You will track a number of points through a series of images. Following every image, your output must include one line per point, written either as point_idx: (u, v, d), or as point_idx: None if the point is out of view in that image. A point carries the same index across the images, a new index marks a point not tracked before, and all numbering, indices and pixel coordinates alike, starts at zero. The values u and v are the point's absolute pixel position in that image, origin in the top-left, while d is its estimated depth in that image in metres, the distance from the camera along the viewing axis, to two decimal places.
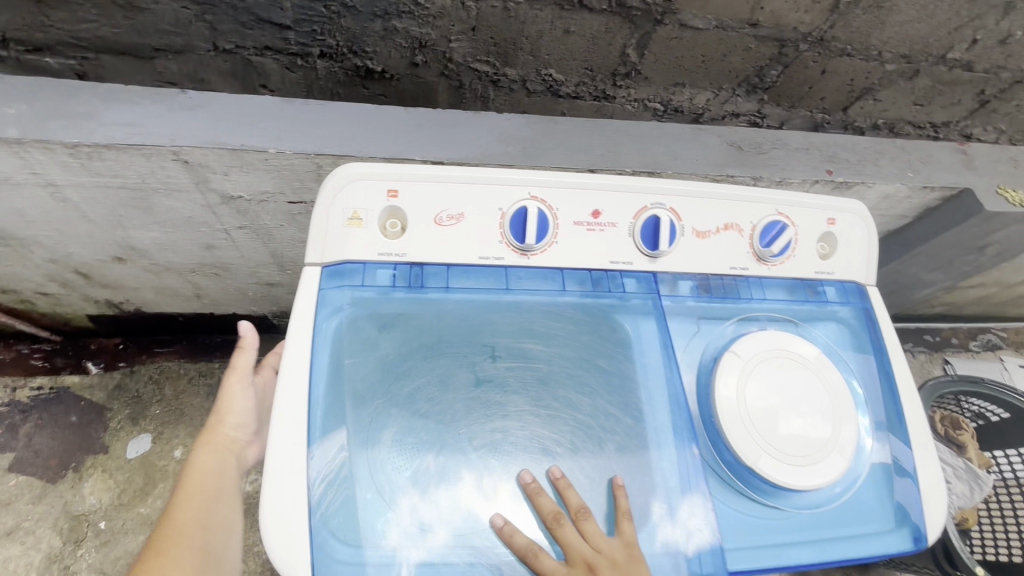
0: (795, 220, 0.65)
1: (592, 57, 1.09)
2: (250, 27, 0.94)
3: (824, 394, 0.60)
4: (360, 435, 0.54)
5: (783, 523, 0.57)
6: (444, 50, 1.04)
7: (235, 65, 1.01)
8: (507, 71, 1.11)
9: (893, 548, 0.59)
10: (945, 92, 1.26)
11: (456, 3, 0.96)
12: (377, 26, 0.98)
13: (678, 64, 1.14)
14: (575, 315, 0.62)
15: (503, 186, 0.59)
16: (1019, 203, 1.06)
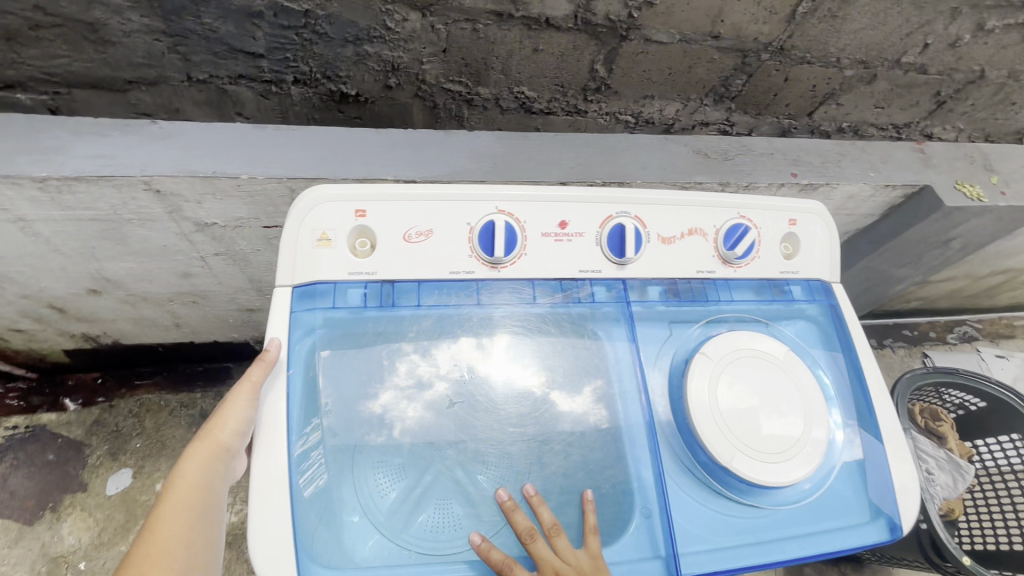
0: (757, 223, 0.67)
1: (561, 75, 1.13)
2: (223, 57, 0.96)
3: (795, 391, 0.61)
4: (338, 454, 0.55)
5: (762, 521, 0.58)
6: (417, 71, 1.07)
7: (210, 94, 1.02)
8: (480, 90, 1.14)
9: (871, 541, 0.60)
10: (904, 94, 1.32)
11: (425, 26, 0.99)
12: (349, 51, 1.00)
13: (646, 78, 1.19)
14: (548, 325, 0.63)
15: (470, 201, 0.60)
16: (977, 197, 1.10)
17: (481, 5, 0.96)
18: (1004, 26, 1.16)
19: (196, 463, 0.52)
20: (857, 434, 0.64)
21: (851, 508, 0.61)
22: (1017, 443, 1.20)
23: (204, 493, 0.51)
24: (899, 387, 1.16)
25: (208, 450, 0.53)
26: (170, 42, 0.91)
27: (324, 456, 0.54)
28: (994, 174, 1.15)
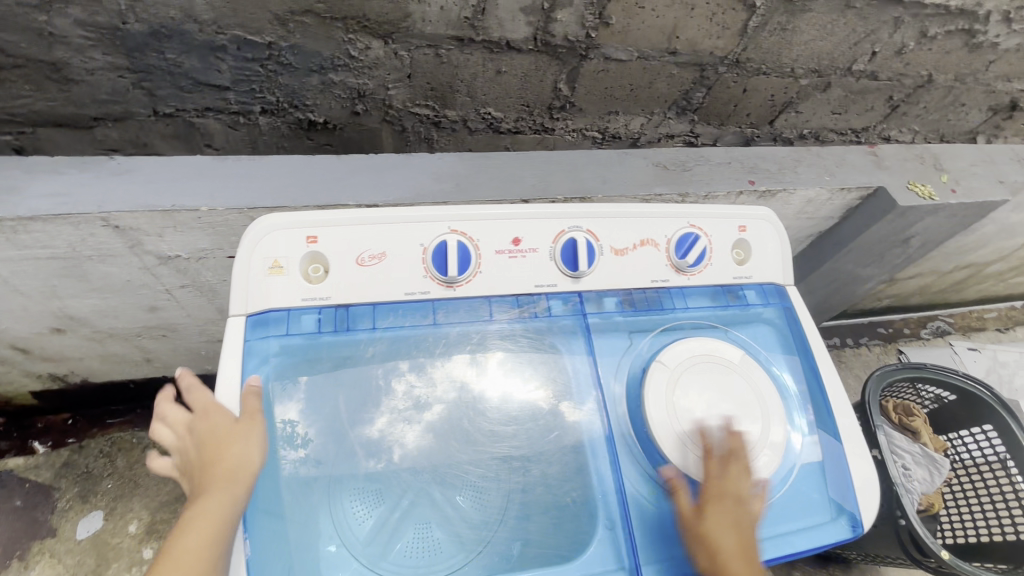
0: (708, 231, 0.69)
1: (526, 94, 1.19)
2: (189, 90, 1.02)
3: (752, 394, 0.62)
4: (298, 482, 0.55)
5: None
6: (382, 98, 1.14)
7: (177, 128, 1.07)
8: (447, 113, 1.20)
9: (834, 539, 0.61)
10: (857, 100, 1.38)
11: (388, 54, 1.04)
12: (314, 80, 1.07)
13: (608, 94, 1.23)
14: (504, 341, 0.64)
15: (423, 223, 0.61)
16: (929, 196, 1.14)
17: (441, 29, 1.00)
18: (945, 33, 1.21)
19: (207, 499, 0.48)
20: (815, 433, 0.65)
21: (815, 508, 0.62)
22: (990, 435, 1.23)
23: (228, 523, 0.48)
24: (870, 385, 1.17)
25: (217, 481, 0.49)
26: (135, 76, 0.96)
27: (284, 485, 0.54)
28: (943, 172, 1.19)
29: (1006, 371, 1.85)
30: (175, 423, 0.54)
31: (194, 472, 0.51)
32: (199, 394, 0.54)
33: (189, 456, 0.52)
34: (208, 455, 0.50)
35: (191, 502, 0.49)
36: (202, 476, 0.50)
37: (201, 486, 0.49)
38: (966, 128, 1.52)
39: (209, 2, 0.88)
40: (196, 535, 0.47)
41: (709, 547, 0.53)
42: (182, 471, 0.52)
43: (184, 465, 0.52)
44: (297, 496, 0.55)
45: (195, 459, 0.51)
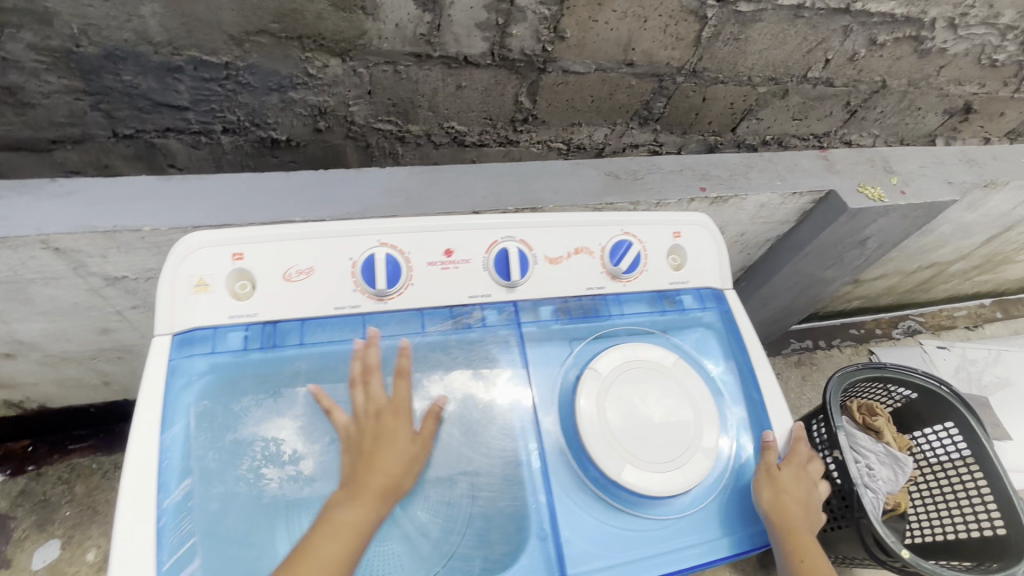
0: (642, 238, 0.70)
1: (489, 108, 1.21)
2: (148, 111, 1.05)
3: (686, 399, 0.62)
4: (223, 506, 0.53)
5: (660, 532, 0.59)
6: (345, 115, 1.16)
7: (139, 148, 1.11)
8: (410, 128, 1.22)
9: (761, 543, 0.62)
10: (817, 106, 1.40)
11: (347, 71, 1.07)
12: (274, 99, 1.09)
13: (570, 106, 1.26)
14: (436, 354, 0.63)
15: (351, 237, 0.61)
16: (878, 198, 1.16)
17: (398, 46, 1.05)
18: (894, 40, 1.25)
19: (360, 509, 0.52)
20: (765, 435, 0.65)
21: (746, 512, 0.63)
22: (952, 432, 1.23)
23: (363, 540, 0.52)
24: (831, 386, 1.17)
25: (376, 493, 0.53)
26: (92, 99, 1.01)
27: (208, 509, 0.52)
28: (893, 175, 1.22)
29: (975, 368, 1.87)
30: (367, 398, 0.58)
31: (360, 464, 0.54)
32: (403, 388, 0.59)
33: (363, 442, 0.55)
34: (379, 462, 0.54)
35: (344, 500, 0.52)
36: (368, 477, 0.54)
37: (363, 489, 0.53)
38: (923, 131, 1.55)
39: (163, 24, 0.93)
40: (337, 537, 0.51)
41: (777, 493, 0.62)
42: (348, 448, 0.56)
43: (354, 442, 0.56)
44: (222, 520, 0.52)
45: (371, 451, 0.55)
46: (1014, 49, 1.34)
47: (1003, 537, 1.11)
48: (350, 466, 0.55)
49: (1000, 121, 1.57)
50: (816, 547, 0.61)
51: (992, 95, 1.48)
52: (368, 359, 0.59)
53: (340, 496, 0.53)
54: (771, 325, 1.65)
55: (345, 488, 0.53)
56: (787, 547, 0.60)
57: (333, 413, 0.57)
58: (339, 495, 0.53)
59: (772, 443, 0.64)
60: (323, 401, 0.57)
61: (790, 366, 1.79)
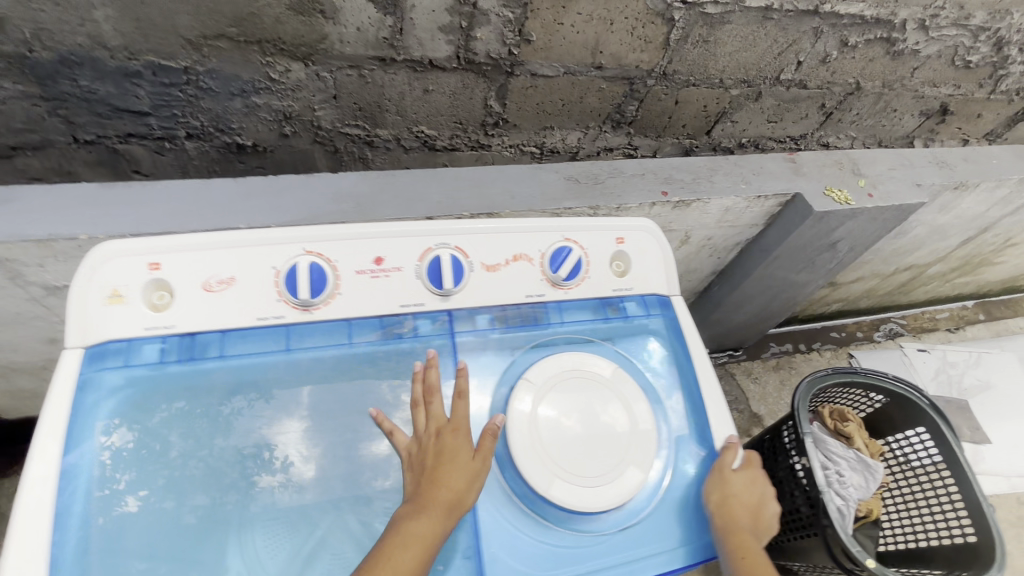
0: (583, 244, 0.69)
1: (458, 111, 1.19)
2: (108, 116, 1.04)
3: (623, 409, 0.60)
4: (139, 528, 0.51)
5: (589, 550, 0.57)
6: (312, 119, 1.14)
7: (101, 154, 1.10)
8: (378, 132, 1.20)
9: (688, 561, 0.60)
10: (793, 108, 1.38)
11: (311, 76, 1.05)
12: (238, 103, 1.07)
13: (540, 109, 1.24)
14: (364, 366, 0.61)
15: (275, 245, 0.59)
16: (845, 201, 1.14)
17: (361, 50, 1.02)
18: (865, 42, 1.23)
19: (428, 524, 0.52)
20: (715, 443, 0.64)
21: (676, 529, 0.61)
22: (924, 437, 1.20)
23: (428, 555, 0.51)
24: (800, 390, 1.16)
25: (442, 508, 0.53)
26: (50, 105, 0.99)
27: (120, 533, 0.50)
28: (861, 177, 1.20)
29: (955, 371, 1.85)
30: (429, 419, 0.57)
31: (423, 481, 0.54)
32: (463, 408, 0.58)
33: (426, 460, 0.55)
34: (443, 478, 0.54)
35: (411, 513, 0.52)
36: (432, 493, 0.53)
37: (428, 504, 0.53)
38: (900, 132, 1.53)
39: (118, 28, 0.91)
40: (405, 551, 0.50)
41: (727, 495, 0.60)
42: (410, 466, 0.55)
43: (415, 460, 0.55)
44: (134, 543, 0.50)
45: (434, 468, 0.54)
46: (988, 50, 1.32)
47: (973, 545, 1.08)
48: (416, 484, 0.54)
49: (978, 122, 1.56)
50: (763, 556, 0.58)
51: (968, 97, 1.46)
52: (429, 380, 0.59)
53: (407, 512, 0.52)
54: (747, 329, 1.63)
55: (411, 504, 0.53)
56: (731, 550, 0.58)
57: (393, 432, 0.57)
58: (406, 509, 0.53)
59: (732, 446, 0.63)
60: (382, 421, 0.57)
61: (768, 370, 1.77)
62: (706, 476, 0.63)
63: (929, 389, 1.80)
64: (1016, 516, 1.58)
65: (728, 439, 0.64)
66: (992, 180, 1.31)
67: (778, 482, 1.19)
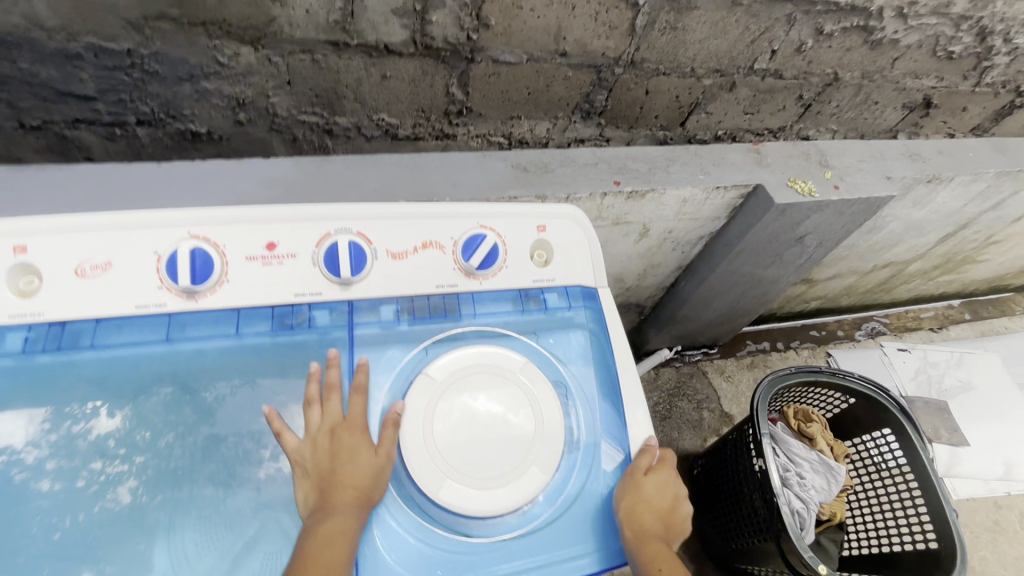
0: (500, 230, 0.65)
1: (418, 100, 0.97)
2: (54, 102, 0.85)
3: (525, 405, 0.58)
4: (103, 515, 0.51)
5: (479, 556, 0.54)
6: (266, 107, 0.93)
7: (52, 140, 0.90)
8: (337, 121, 0.97)
9: (591, 570, 0.56)
10: (771, 96, 1.14)
11: (259, 58, 0.84)
12: (187, 89, 0.87)
13: (505, 99, 1.02)
14: (250, 358, 0.57)
15: (156, 228, 0.55)
16: (808, 192, 1.09)
17: (312, 33, 0.83)
18: (842, 30, 1.02)
19: (339, 525, 0.49)
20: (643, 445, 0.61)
21: (580, 535, 0.57)
22: (889, 439, 1.16)
23: (347, 556, 0.49)
24: (760, 391, 1.09)
25: (350, 505, 0.51)
26: None
27: (85, 518, 0.51)
28: (828, 168, 1.16)
29: (936, 372, 1.80)
30: (323, 416, 0.55)
31: (326, 483, 0.52)
32: (359, 403, 0.56)
33: (321, 463, 0.53)
34: (344, 479, 0.51)
35: (319, 516, 0.50)
36: (335, 495, 0.51)
37: (334, 506, 0.50)
38: (881, 128, 1.30)
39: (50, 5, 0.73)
40: (317, 559, 0.47)
41: (638, 500, 0.57)
42: (307, 471, 0.53)
43: (310, 465, 0.53)
44: (95, 530, 0.51)
45: (332, 471, 0.52)
46: (970, 40, 1.11)
47: (934, 551, 1.04)
48: (317, 488, 0.52)
49: (963, 117, 1.32)
50: (676, 563, 0.55)
51: (951, 89, 1.23)
52: (328, 379, 0.56)
53: (313, 518, 0.50)
54: (719, 326, 1.59)
55: (315, 509, 0.51)
56: (643, 559, 0.54)
57: (284, 435, 0.54)
58: (315, 514, 0.50)
59: (649, 448, 0.60)
60: (273, 423, 0.54)
61: (743, 369, 1.72)
62: (619, 482, 0.59)
63: (908, 390, 1.75)
64: (992, 521, 1.54)
65: (646, 440, 0.61)
66: (968, 174, 1.26)
67: (737, 485, 1.14)
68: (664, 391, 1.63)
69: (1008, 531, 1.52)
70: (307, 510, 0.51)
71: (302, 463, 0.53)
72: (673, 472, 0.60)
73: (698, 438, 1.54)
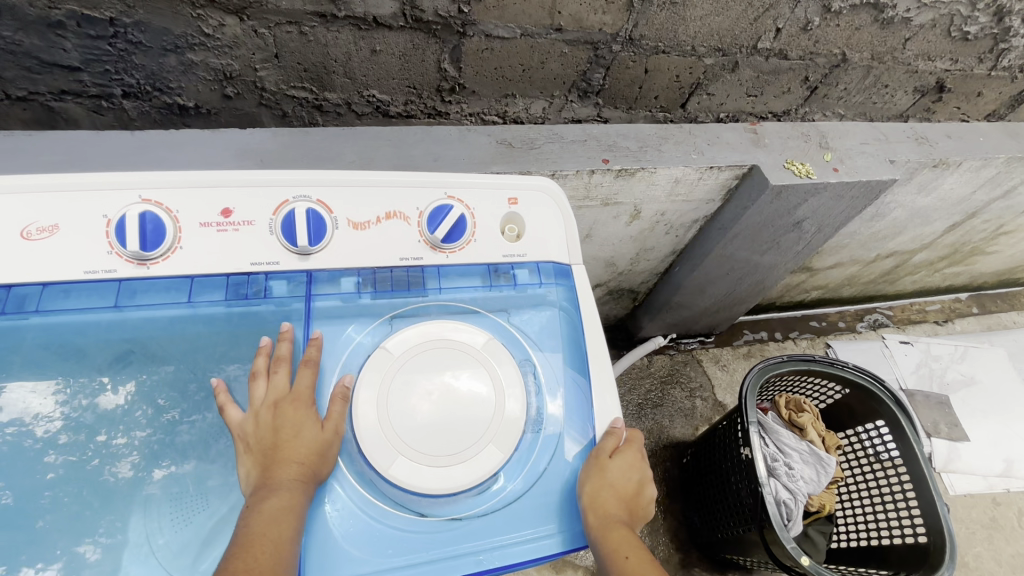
0: (468, 202, 0.62)
1: (410, 76, 0.88)
2: (37, 71, 0.77)
3: (478, 383, 0.56)
4: (104, 486, 0.52)
5: (431, 535, 0.52)
6: (255, 80, 0.84)
7: (38, 113, 0.83)
8: (328, 96, 0.88)
9: (552, 551, 0.54)
10: (774, 79, 1.06)
11: (245, 29, 0.76)
12: (173, 61, 0.79)
13: (499, 76, 0.93)
14: (202, 328, 0.57)
15: (105, 191, 0.53)
16: (806, 174, 1.05)
17: (298, 3, 0.74)
18: (852, 6, 0.94)
19: (284, 501, 0.47)
20: (611, 426, 0.59)
21: (542, 517, 0.55)
22: (882, 431, 1.13)
23: (295, 530, 0.47)
24: (749, 377, 1.06)
25: (296, 479, 0.49)
26: None
27: (90, 490, 0.51)
28: (828, 151, 1.11)
29: (938, 366, 1.75)
30: (268, 389, 0.54)
31: (269, 457, 0.50)
32: (307, 376, 0.54)
33: (264, 439, 0.51)
34: (287, 453, 0.50)
35: (262, 491, 0.48)
36: (279, 470, 0.49)
37: (278, 482, 0.49)
38: (891, 114, 1.22)
39: None
40: (259, 537, 0.45)
41: (604, 484, 0.55)
42: (249, 448, 0.52)
43: (253, 441, 0.52)
44: (98, 503, 0.51)
45: (276, 446, 0.51)
46: (987, 21, 1.03)
47: (923, 545, 1.02)
48: (260, 464, 0.50)
49: (977, 102, 1.25)
50: (641, 547, 0.53)
51: (966, 73, 1.15)
52: (278, 352, 0.56)
53: (255, 495, 0.48)
54: (715, 314, 1.56)
55: (258, 487, 0.49)
56: (607, 546, 0.52)
57: (228, 409, 0.54)
58: (259, 490, 0.48)
59: (616, 430, 0.58)
60: (220, 395, 0.55)
61: (739, 359, 1.69)
62: (583, 466, 0.57)
63: (909, 383, 1.71)
64: (989, 518, 1.49)
65: (614, 422, 0.59)
66: (976, 159, 1.21)
67: (724, 474, 1.12)
68: (656, 378, 1.59)
69: (1005, 528, 1.48)
70: (250, 487, 0.50)
71: (244, 438, 0.52)
72: (639, 455, 0.59)
73: (689, 426, 1.49)
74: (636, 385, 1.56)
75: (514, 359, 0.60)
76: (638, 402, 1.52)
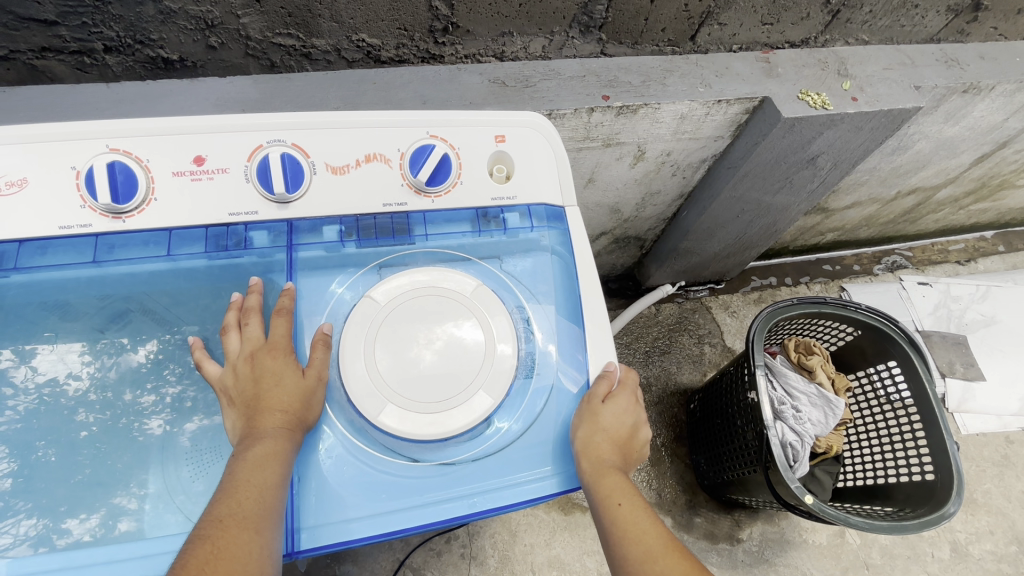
0: (452, 141, 0.59)
1: (400, 13, 0.81)
2: (13, 28, 0.72)
3: (461, 330, 0.56)
4: (136, 440, 0.53)
5: (424, 479, 0.53)
6: (239, 28, 0.78)
7: (22, 73, 0.79)
8: (317, 42, 0.83)
9: (548, 492, 0.54)
10: (793, 3, 0.96)
11: None
12: (150, 9, 0.73)
13: (494, 12, 0.85)
14: (183, 281, 0.57)
15: (71, 140, 0.52)
16: (822, 104, 0.97)
17: None
18: None
19: (268, 447, 0.48)
20: (605, 369, 0.58)
21: (538, 460, 0.55)
22: (893, 371, 1.11)
23: (281, 475, 0.47)
24: (757, 322, 1.02)
25: (279, 428, 0.49)
26: None
27: (122, 447, 0.53)
28: (847, 79, 1.02)
29: (958, 306, 1.69)
30: (242, 341, 0.53)
31: (250, 408, 0.50)
32: (281, 325, 0.54)
33: (245, 390, 0.51)
34: (269, 402, 0.50)
35: (246, 441, 0.48)
36: (262, 420, 0.49)
37: (262, 431, 0.49)
38: (920, 37, 1.11)
39: None
40: (243, 483, 0.46)
41: (595, 428, 0.54)
42: (232, 400, 0.52)
43: (235, 393, 0.52)
44: (129, 457, 0.52)
45: (257, 396, 0.51)
46: None
47: (930, 483, 1.01)
48: (244, 415, 0.50)
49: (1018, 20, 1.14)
50: (634, 494, 0.53)
51: None
52: (248, 304, 0.55)
53: (239, 445, 0.48)
54: (726, 259, 1.51)
55: (242, 436, 0.49)
56: (600, 493, 0.52)
57: (205, 365, 0.54)
58: (244, 440, 0.49)
59: (609, 374, 0.57)
60: (195, 352, 0.54)
61: (749, 305, 1.66)
62: (577, 410, 0.56)
63: (925, 324, 1.66)
64: (1000, 456, 1.48)
65: (607, 366, 0.58)
66: (1010, 82, 1.12)
67: (730, 419, 1.12)
68: (664, 326, 1.57)
69: (1017, 466, 1.47)
70: (237, 436, 0.50)
71: (226, 391, 0.52)
72: (633, 397, 0.58)
73: (696, 372, 1.49)
74: (644, 333, 1.54)
75: (503, 305, 0.59)
76: (646, 350, 1.51)
